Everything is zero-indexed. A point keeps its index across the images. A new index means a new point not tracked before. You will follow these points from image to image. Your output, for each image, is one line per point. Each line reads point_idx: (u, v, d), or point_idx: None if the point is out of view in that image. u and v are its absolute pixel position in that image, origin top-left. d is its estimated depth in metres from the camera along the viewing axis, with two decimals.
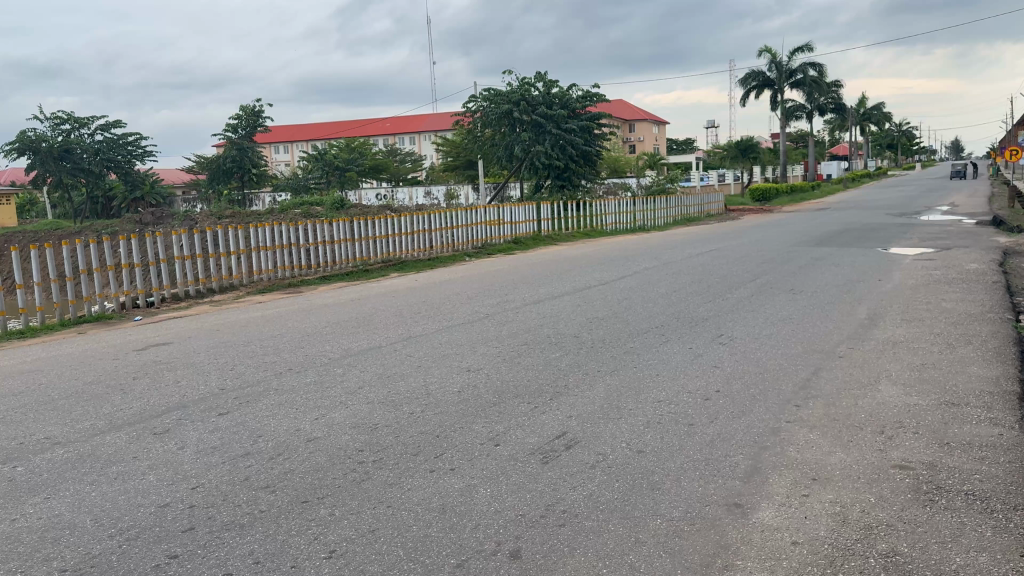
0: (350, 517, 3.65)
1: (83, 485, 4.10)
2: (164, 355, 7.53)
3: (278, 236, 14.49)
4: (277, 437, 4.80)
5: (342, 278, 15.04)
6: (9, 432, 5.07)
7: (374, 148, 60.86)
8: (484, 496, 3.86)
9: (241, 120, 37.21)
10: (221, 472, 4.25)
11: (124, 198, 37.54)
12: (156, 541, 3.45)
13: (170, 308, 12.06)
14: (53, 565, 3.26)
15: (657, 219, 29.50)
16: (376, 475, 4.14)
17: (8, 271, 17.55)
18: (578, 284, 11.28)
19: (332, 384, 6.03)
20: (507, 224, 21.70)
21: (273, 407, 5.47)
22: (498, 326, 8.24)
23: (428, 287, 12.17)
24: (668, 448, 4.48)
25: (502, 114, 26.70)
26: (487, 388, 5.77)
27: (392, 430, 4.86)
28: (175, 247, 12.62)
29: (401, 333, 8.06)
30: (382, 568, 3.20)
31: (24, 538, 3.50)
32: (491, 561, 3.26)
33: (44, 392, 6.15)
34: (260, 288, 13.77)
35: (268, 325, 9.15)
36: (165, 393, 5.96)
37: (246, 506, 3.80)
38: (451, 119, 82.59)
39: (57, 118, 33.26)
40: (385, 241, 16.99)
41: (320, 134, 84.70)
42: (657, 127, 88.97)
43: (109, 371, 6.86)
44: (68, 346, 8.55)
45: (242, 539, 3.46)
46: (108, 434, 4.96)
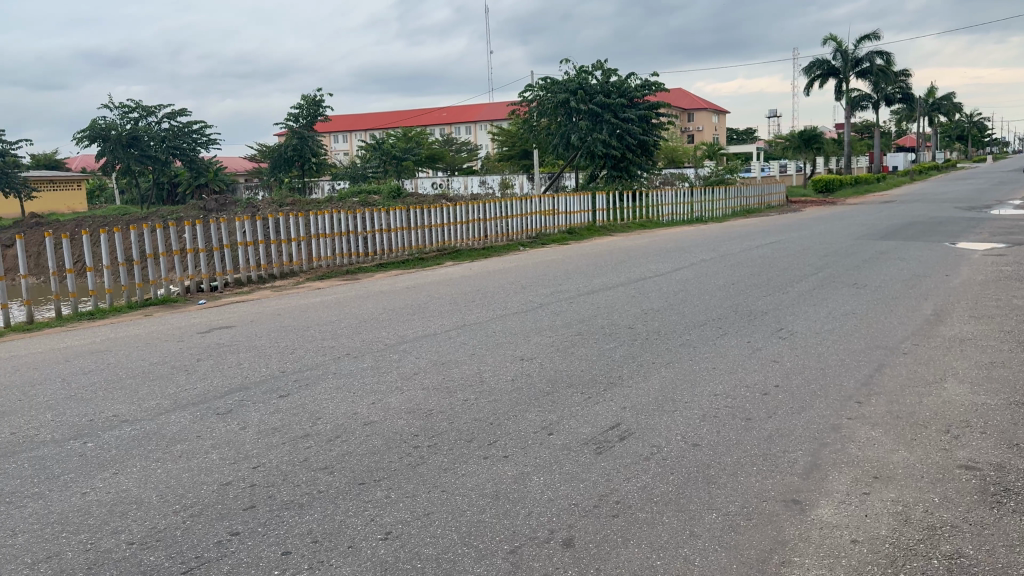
0: (406, 500, 3.70)
1: (149, 462, 4.24)
2: (227, 338, 7.72)
3: (337, 224, 14.70)
4: (336, 420, 4.88)
5: (398, 266, 15.21)
6: (80, 409, 5.28)
7: (431, 137, 61.20)
8: (537, 484, 3.87)
9: (302, 109, 37.68)
10: (281, 452, 4.34)
11: (189, 185, 38.53)
12: (219, 518, 3.54)
13: (233, 293, 12.34)
14: (122, 538, 3.38)
15: (715, 210, 29.06)
16: (431, 459, 4.18)
17: (80, 254, 18.18)
18: (633, 275, 11.18)
19: (388, 369, 6.11)
20: (561, 214, 21.63)
21: (330, 390, 5.57)
22: (553, 315, 8.24)
23: (483, 276, 12.21)
24: (724, 442, 4.42)
25: (559, 103, 26.63)
26: (541, 376, 5.78)
27: (447, 416, 4.91)
28: (239, 233, 12.92)
29: (456, 321, 8.13)
30: (437, 552, 3.23)
31: (95, 511, 3.64)
32: (544, 548, 3.26)
33: (113, 371, 6.37)
34: (319, 274, 14.01)
35: (326, 310, 9.29)
36: (228, 374, 6.13)
37: (305, 486, 3.88)
38: (508, 108, 82.61)
39: (126, 107, 34.21)
40: (440, 230, 17.12)
41: (377, 123, 85.61)
42: (717, 118, 87.67)
43: (174, 352, 7.07)
44: (136, 327, 8.80)
45: (301, 518, 3.53)
46: (173, 413, 5.11)
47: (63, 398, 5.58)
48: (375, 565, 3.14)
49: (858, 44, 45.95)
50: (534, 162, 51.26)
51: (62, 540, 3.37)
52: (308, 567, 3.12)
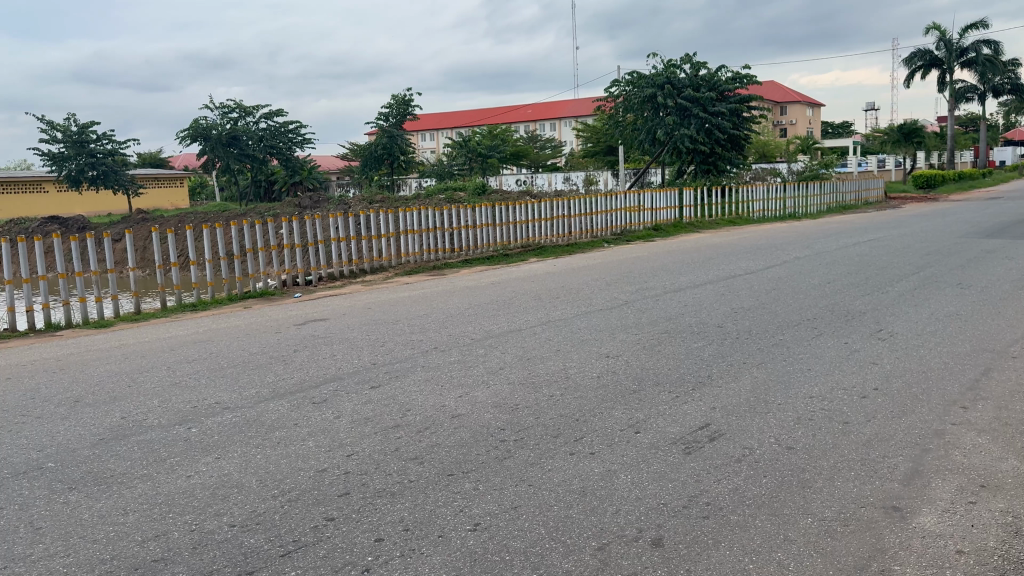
0: (494, 493, 3.73)
1: (250, 448, 4.41)
2: (321, 330, 7.94)
3: (425, 220, 14.93)
4: (424, 411, 4.96)
5: (484, 262, 15.35)
6: (185, 395, 5.53)
7: (516, 134, 61.41)
8: (625, 482, 3.84)
9: (391, 107, 38.31)
10: (373, 442, 4.45)
11: (284, 182, 39.80)
12: (315, 503, 3.66)
13: (326, 287, 12.71)
14: (224, 520, 3.52)
15: (809, 206, 28.18)
16: (517, 454, 4.21)
17: (182, 249, 18.99)
18: (723, 273, 10.95)
19: (474, 364, 6.17)
20: (647, 210, 21.42)
21: (420, 382, 5.68)
22: (639, 313, 8.16)
23: (568, 272, 12.18)
24: (821, 446, 4.29)
25: (646, 98, 26.38)
26: (628, 374, 5.73)
27: (533, 411, 4.92)
28: (332, 229, 13.29)
29: (542, 317, 8.15)
30: (525, 545, 3.24)
31: (199, 493, 3.81)
32: (633, 547, 3.24)
33: (216, 360, 6.65)
34: (408, 270, 14.27)
35: (414, 305, 9.45)
36: (322, 365, 6.31)
37: (396, 475, 3.96)
38: (593, 104, 82.12)
39: (226, 108, 35.54)
40: (525, 227, 17.20)
41: (463, 121, 86.47)
42: (810, 112, 84.97)
43: (272, 343, 7.33)
44: (236, 319, 9.18)
45: (393, 506, 3.61)
46: (272, 401, 5.31)
47: (169, 385, 5.87)
48: (465, 556, 3.17)
49: (963, 33, 43.73)
50: (619, 159, 50.76)
51: (169, 520, 3.54)
52: (400, 554, 3.19)
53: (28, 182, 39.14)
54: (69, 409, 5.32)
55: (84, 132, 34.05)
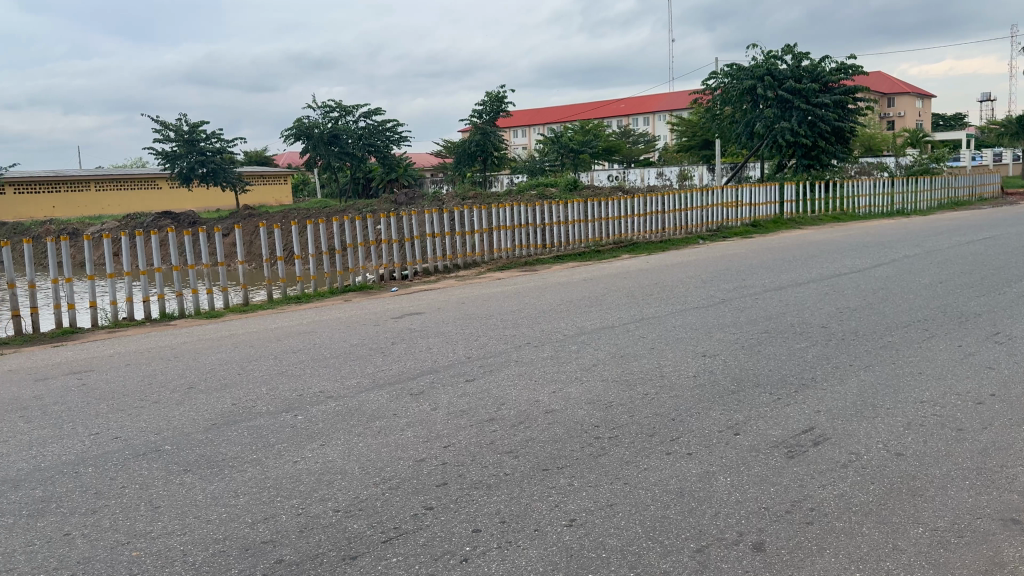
0: (589, 489, 3.73)
1: (352, 436, 4.55)
2: (418, 323, 8.10)
3: (517, 216, 15.01)
4: (519, 406, 5.00)
5: (576, 258, 15.34)
6: (292, 384, 5.76)
7: (609, 130, 60.97)
8: (724, 485, 3.77)
9: (485, 105, 38.31)
10: (469, 434, 4.51)
11: (381, 179, 40.71)
12: (414, 492, 3.74)
13: (421, 281, 12.96)
14: (329, 505, 3.65)
15: (918, 202, 26.92)
16: (612, 451, 4.19)
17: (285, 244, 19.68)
18: (826, 272, 10.57)
19: (568, 360, 6.16)
20: (745, 205, 20.92)
21: (514, 376, 5.73)
22: (737, 311, 7.98)
23: (664, 269, 12.02)
24: (934, 453, 4.10)
25: (745, 90, 25.76)
26: (726, 374, 5.61)
27: (628, 409, 4.89)
28: (427, 225, 13.53)
29: (637, 314, 8.07)
30: (622, 543, 3.23)
31: (305, 479, 3.95)
32: (734, 551, 3.18)
33: (319, 351, 6.89)
34: (500, 265, 14.38)
35: (507, 300, 9.53)
36: (419, 357, 6.45)
37: (492, 467, 4.01)
38: (689, 98, 80.60)
39: (327, 107, 36.59)
40: (617, 223, 17.07)
41: (556, 116, 86.31)
42: (920, 103, 81.01)
43: (372, 335, 7.53)
44: (336, 311, 9.46)
45: (490, 498, 3.65)
46: (372, 391, 5.45)
47: (275, 373, 6.11)
48: (561, 550, 3.18)
49: None
50: (715, 153, 49.71)
51: (277, 504, 3.68)
52: (498, 546, 3.22)
53: (143, 178, 41.39)
54: (183, 395, 5.61)
55: (195, 132, 35.63)
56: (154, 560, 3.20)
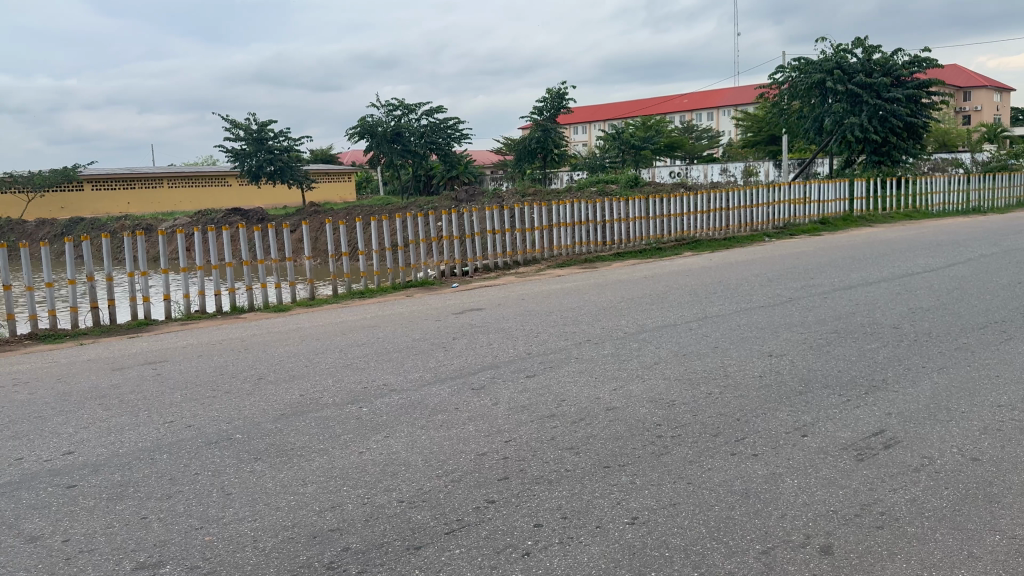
0: (652, 488, 3.71)
1: (415, 428, 4.62)
2: (478, 319, 8.16)
3: (577, 213, 14.96)
4: (579, 402, 5.00)
5: (637, 255, 15.24)
6: (356, 376, 5.87)
7: (671, 126, 60.22)
8: (791, 487, 3.70)
9: (546, 102, 38.10)
10: (530, 429, 4.54)
11: (442, 177, 41.04)
12: (476, 486, 3.77)
13: (481, 278, 13.03)
14: (394, 495, 3.71)
15: (996, 200, 25.94)
16: (675, 450, 4.16)
17: (349, 239, 20.03)
18: (897, 271, 10.27)
19: (629, 357, 6.14)
20: (813, 202, 20.47)
21: (575, 373, 5.73)
22: (803, 311, 7.83)
23: (728, 267, 11.86)
24: (1013, 459, 3.96)
25: (813, 84, 25.16)
26: (792, 375, 5.51)
27: (690, 408, 4.84)
28: (488, 221, 13.61)
29: (699, 312, 7.98)
30: (685, 543, 3.20)
31: (370, 469, 4.03)
32: (800, 553, 3.13)
33: (383, 344, 7.01)
34: (560, 262, 14.36)
35: (567, 297, 9.52)
36: (480, 352, 6.51)
37: (553, 463, 4.02)
38: (754, 93, 79.05)
39: (390, 104, 37.02)
40: (679, 220, 16.88)
41: (617, 112, 85.66)
42: (999, 96, 77.90)
43: (433, 330, 7.62)
44: (399, 306, 9.59)
45: (551, 494, 3.66)
46: (434, 385, 5.52)
47: (340, 366, 6.23)
48: (624, 548, 3.17)
49: None
50: (781, 149, 48.67)
51: (344, 493, 3.76)
52: (559, 541, 3.23)
53: (212, 176, 42.73)
54: (252, 385, 5.77)
55: (263, 130, 36.47)
56: (227, 545, 3.30)
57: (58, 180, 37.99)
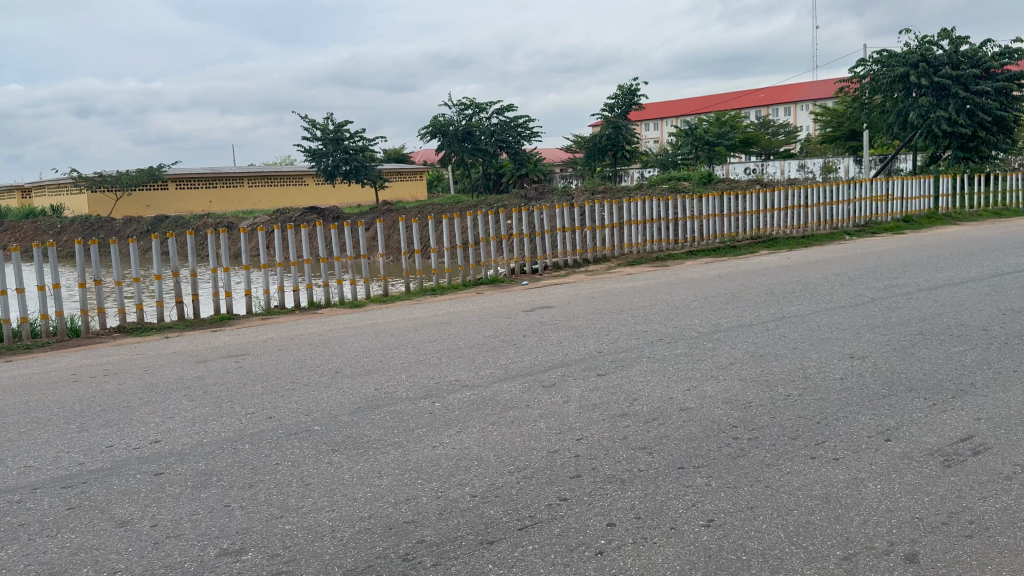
0: (728, 491, 3.64)
1: (487, 424, 4.65)
2: (549, 317, 8.15)
3: (649, 211, 14.81)
4: (652, 402, 4.95)
5: (710, 254, 14.98)
6: (429, 372, 5.95)
7: (746, 121, 59.01)
8: (873, 492, 3.59)
9: (618, 98, 37.80)
10: (602, 428, 4.51)
11: (512, 175, 41.11)
12: (548, 482, 3.78)
13: (551, 275, 13.01)
14: (466, 490, 3.74)
15: None
16: (752, 453, 4.07)
17: (421, 237, 20.29)
18: (988, 271, 9.81)
19: (703, 357, 6.05)
20: (897, 199, 19.78)
21: (647, 372, 5.67)
22: (886, 312, 7.57)
23: (807, 266, 11.57)
24: None
25: (897, 77, 24.30)
26: (875, 377, 5.34)
27: (768, 410, 4.74)
28: (559, 219, 13.57)
29: (776, 313, 7.79)
30: (763, 547, 3.14)
31: (443, 463, 4.07)
32: (883, 560, 3.03)
33: (455, 341, 7.06)
34: (631, 260, 14.21)
35: (639, 295, 9.43)
36: (551, 350, 6.50)
37: (625, 463, 3.99)
38: (834, 86, 76.83)
39: (461, 104, 37.27)
40: (755, 218, 16.55)
41: (691, 107, 84.31)
42: None
43: (503, 327, 7.65)
44: (470, 303, 9.66)
45: (624, 493, 3.64)
46: (505, 382, 5.55)
47: (413, 361, 6.32)
48: (699, 550, 3.13)
49: None
50: (863, 144, 47.08)
51: (418, 486, 3.81)
52: (633, 541, 3.21)
53: (291, 176, 44.19)
54: (329, 379, 5.90)
55: (340, 130, 37.24)
56: (305, 534, 3.39)
57: (145, 179, 39.47)
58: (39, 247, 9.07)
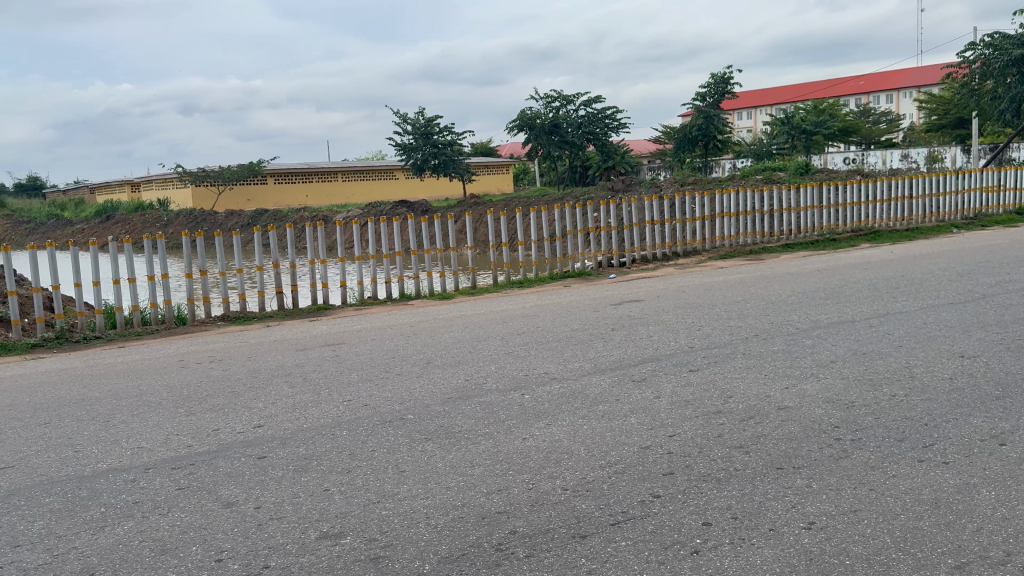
0: (829, 493, 3.52)
1: (577, 418, 4.63)
2: (638, 311, 8.05)
3: (742, 202, 14.45)
4: (748, 400, 4.83)
5: (807, 247, 14.51)
6: (518, 364, 5.96)
7: (845, 110, 56.85)
8: (988, 498, 3.40)
9: (710, 88, 37.00)
10: (696, 425, 4.43)
11: (599, 167, 40.82)
12: (641, 479, 3.73)
13: (640, 269, 12.84)
14: (558, 483, 3.74)
15: None
16: (855, 455, 3.92)
17: (508, 230, 20.39)
18: None
19: (801, 354, 5.86)
20: (1010, 190, 18.72)
21: (742, 369, 5.53)
22: (999, 309, 7.17)
23: (911, 260, 11.05)
24: None
25: (1011, 62, 22.94)
26: (989, 378, 5.06)
27: (872, 410, 4.55)
28: (649, 212, 13.40)
29: (879, 309, 7.48)
30: (867, 552, 3.02)
31: (534, 455, 4.08)
32: (1000, 571, 2.87)
33: (545, 334, 7.06)
34: (723, 253, 13.91)
35: (732, 289, 9.22)
36: (641, 344, 6.42)
37: (721, 461, 3.90)
38: (940, 72, 73.13)
39: (549, 97, 37.19)
40: (855, 210, 15.96)
41: (786, 96, 81.78)
42: None
43: (592, 321, 7.60)
44: (557, 296, 9.64)
45: (719, 492, 3.56)
46: (595, 375, 5.52)
47: (502, 353, 6.35)
48: (800, 553, 3.04)
49: None
50: (972, 132, 44.68)
51: (509, 477, 3.83)
52: (730, 541, 3.14)
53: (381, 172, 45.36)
54: (421, 369, 6.01)
55: (430, 124, 37.78)
56: (401, 520, 3.45)
57: (245, 174, 40.97)
58: (149, 238, 9.53)
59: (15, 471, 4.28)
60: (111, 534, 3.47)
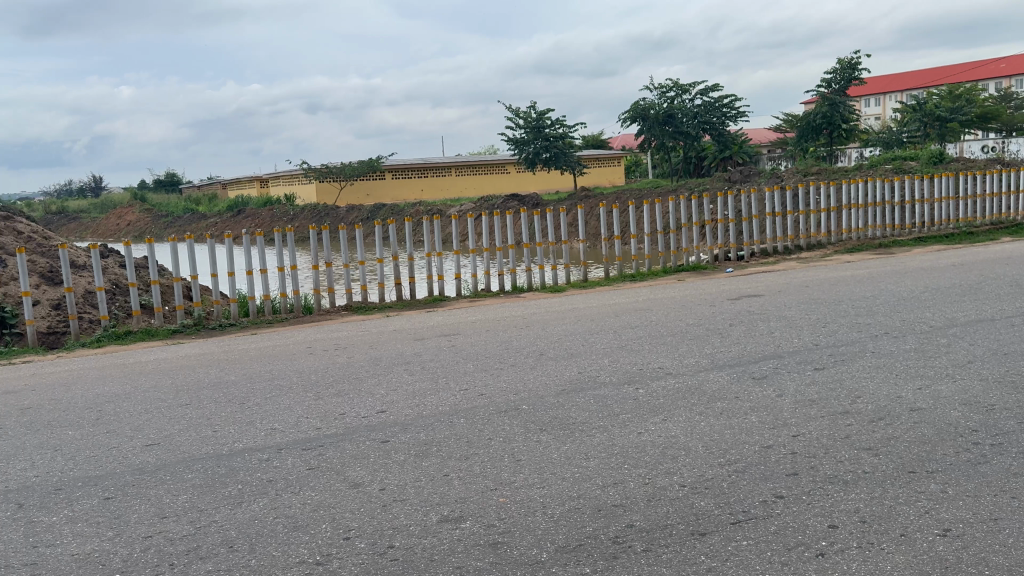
0: (967, 499, 3.34)
1: (694, 414, 4.57)
2: (757, 306, 7.84)
3: (871, 193, 13.79)
4: (877, 400, 4.64)
5: (942, 240, 13.70)
6: (633, 358, 5.93)
7: (984, 95, 53.16)
8: None
9: (836, 74, 35.41)
10: (821, 426, 4.29)
11: (715, 157, 39.79)
12: (762, 478, 3.66)
13: (759, 262, 12.46)
14: (676, 479, 3.71)
15: None
16: (996, 460, 3.70)
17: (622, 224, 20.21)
18: None
19: (935, 354, 5.57)
20: None
21: (870, 368, 5.31)
22: None
23: None
24: None
25: None
26: None
27: (1015, 414, 4.28)
28: (769, 204, 12.99)
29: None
30: (1009, 563, 2.86)
31: (650, 450, 4.06)
32: None
33: (660, 328, 6.97)
34: (850, 246, 13.32)
35: (859, 285, 8.81)
36: (760, 341, 6.26)
37: (848, 463, 3.77)
38: None
39: (664, 87, 36.55)
40: (995, 201, 14.98)
41: (917, 81, 77.27)
42: None
43: (708, 315, 7.46)
44: (671, 290, 9.51)
45: (847, 495, 3.44)
46: (713, 371, 5.43)
47: (616, 347, 6.33)
48: (934, 560, 2.90)
49: None
50: None
51: (626, 470, 3.83)
52: (858, 545, 3.04)
53: (494, 166, 45.92)
54: (535, 360, 6.07)
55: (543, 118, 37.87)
56: (519, 508, 3.51)
57: (364, 170, 42.37)
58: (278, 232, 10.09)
59: (161, 448, 4.62)
60: (249, 510, 3.69)
